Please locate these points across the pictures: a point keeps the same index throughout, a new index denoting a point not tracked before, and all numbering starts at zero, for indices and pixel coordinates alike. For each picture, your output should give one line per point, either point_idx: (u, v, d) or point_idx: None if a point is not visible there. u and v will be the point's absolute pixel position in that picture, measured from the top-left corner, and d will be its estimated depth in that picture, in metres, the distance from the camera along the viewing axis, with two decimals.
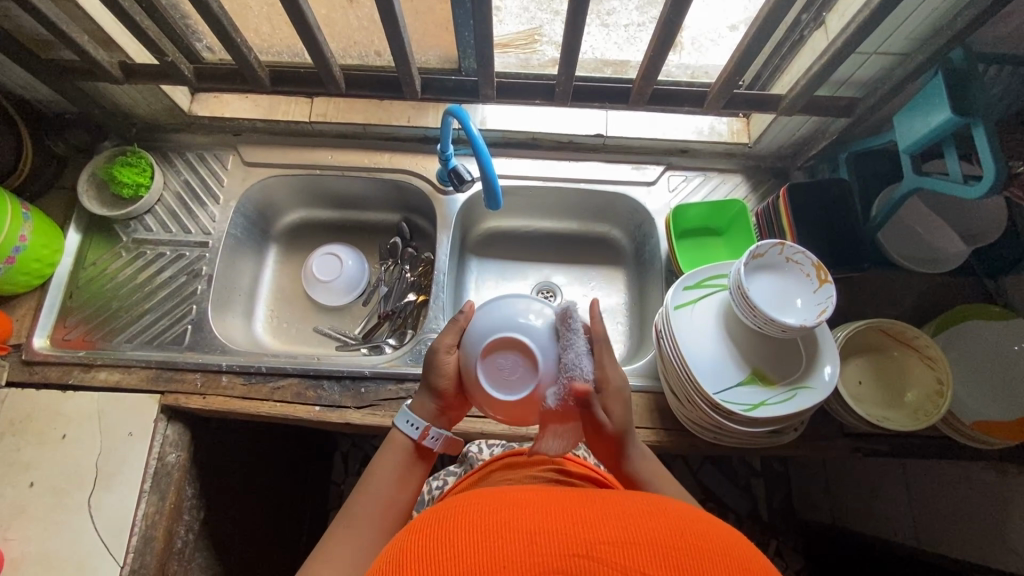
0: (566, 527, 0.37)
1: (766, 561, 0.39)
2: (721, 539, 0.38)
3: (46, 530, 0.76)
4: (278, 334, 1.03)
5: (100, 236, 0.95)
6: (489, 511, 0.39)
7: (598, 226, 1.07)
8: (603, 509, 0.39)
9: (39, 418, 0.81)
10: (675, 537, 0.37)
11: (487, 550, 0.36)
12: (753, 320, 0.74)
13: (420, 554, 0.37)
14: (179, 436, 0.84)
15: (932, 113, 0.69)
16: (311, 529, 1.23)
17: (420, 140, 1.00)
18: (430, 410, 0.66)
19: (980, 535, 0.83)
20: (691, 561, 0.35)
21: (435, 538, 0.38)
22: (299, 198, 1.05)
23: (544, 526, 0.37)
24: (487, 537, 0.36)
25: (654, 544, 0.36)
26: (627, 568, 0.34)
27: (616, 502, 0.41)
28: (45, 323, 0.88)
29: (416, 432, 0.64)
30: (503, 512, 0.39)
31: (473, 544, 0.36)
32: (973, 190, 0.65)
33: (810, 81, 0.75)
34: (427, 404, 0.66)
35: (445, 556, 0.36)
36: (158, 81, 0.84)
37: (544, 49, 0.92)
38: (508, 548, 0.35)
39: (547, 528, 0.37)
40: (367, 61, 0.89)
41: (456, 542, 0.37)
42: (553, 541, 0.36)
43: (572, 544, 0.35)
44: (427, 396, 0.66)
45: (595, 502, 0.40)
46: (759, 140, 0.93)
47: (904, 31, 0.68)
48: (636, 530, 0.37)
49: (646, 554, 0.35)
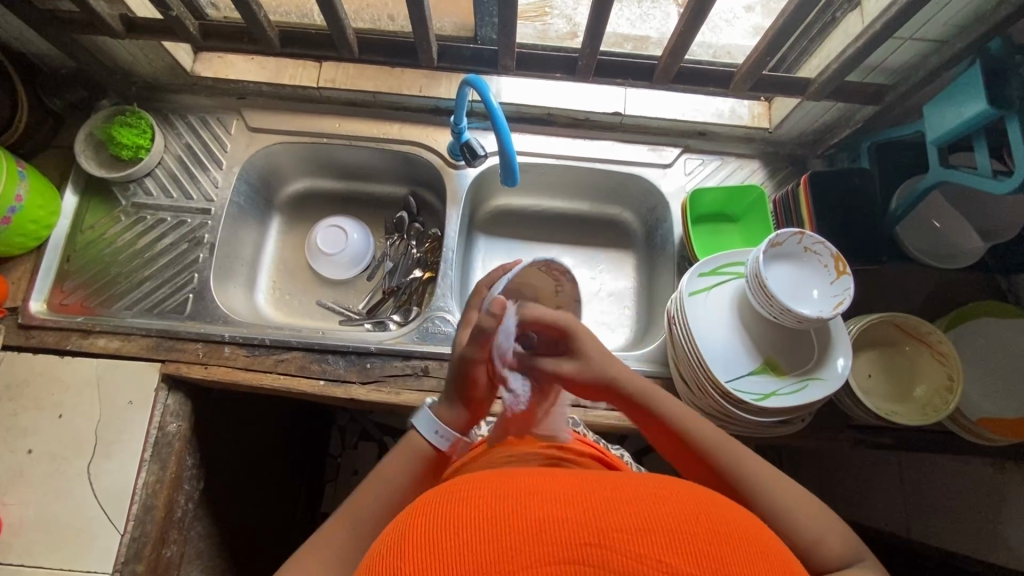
0: (574, 511, 0.34)
1: (779, 541, 0.37)
2: (737, 524, 0.36)
3: (45, 496, 0.75)
4: (280, 305, 1.01)
5: (98, 199, 0.92)
6: (492, 495, 0.37)
7: (608, 208, 1.05)
8: (612, 492, 0.37)
9: (37, 384, 0.79)
10: (689, 522, 0.34)
11: (491, 538, 0.33)
12: (769, 309, 0.73)
13: (422, 542, 0.35)
14: (180, 407, 0.82)
15: (966, 104, 0.67)
16: (309, 500, 1.23)
17: (431, 111, 0.97)
18: (462, 419, 0.64)
19: (973, 528, 0.84)
20: (707, 547, 0.33)
21: (440, 521, 0.36)
22: (304, 166, 1.02)
23: (550, 511, 0.35)
24: (491, 525, 0.34)
25: (669, 531, 0.34)
26: (640, 556, 0.32)
27: (624, 482, 0.38)
28: (41, 287, 0.85)
29: (446, 442, 0.63)
30: (509, 495, 0.37)
31: (477, 531, 0.34)
32: (1004, 185, 0.63)
33: (842, 66, 0.72)
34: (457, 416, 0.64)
35: (448, 545, 0.34)
36: (161, 38, 0.80)
37: (556, 22, 0.89)
38: (514, 538, 0.33)
39: (555, 514, 0.34)
40: (379, 25, 0.86)
41: (459, 530, 0.35)
42: (562, 528, 0.33)
43: (581, 531, 0.33)
44: (457, 402, 0.64)
45: (602, 483, 0.38)
46: (781, 125, 0.91)
47: (945, 17, 0.66)
48: (648, 513, 0.35)
49: (659, 539, 0.33)
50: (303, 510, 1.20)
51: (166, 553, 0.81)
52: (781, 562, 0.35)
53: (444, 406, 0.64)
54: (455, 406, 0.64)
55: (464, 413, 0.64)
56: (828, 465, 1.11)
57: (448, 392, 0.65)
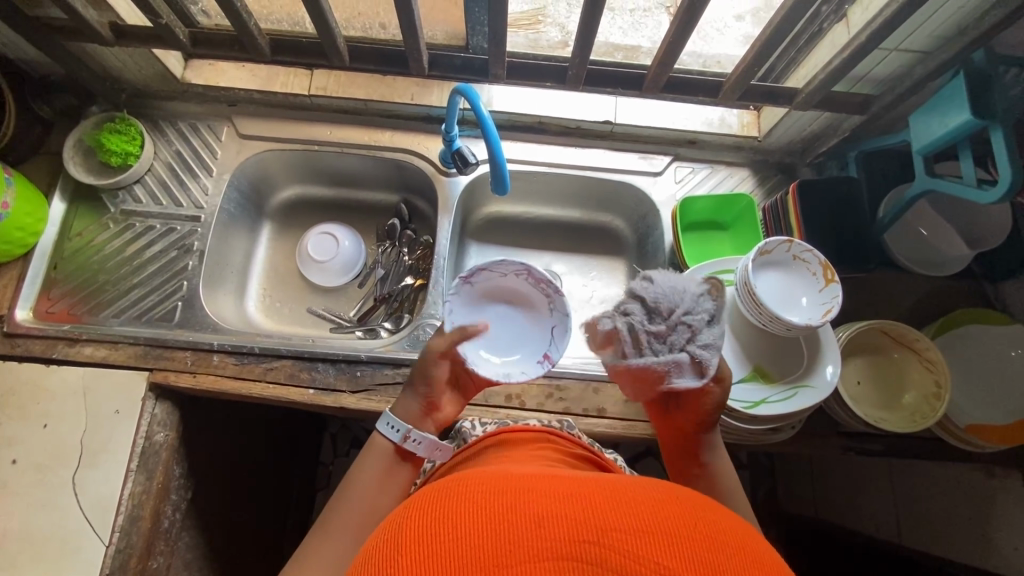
0: (574, 511, 0.34)
1: (774, 551, 0.37)
2: (736, 532, 0.36)
3: (28, 507, 0.74)
4: (270, 313, 1.01)
5: (86, 205, 0.91)
6: (492, 493, 0.37)
7: (600, 216, 1.05)
8: (611, 494, 0.36)
9: (22, 393, 0.78)
10: (686, 526, 0.34)
11: (490, 532, 0.33)
12: (759, 317, 0.73)
13: (420, 536, 0.34)
14: (168, 415, 0.82)
15: (950, 114, 0.68)
16: (299, 509, 1.22)
17: (422, 119, 0.97)
18: (411, 412, 0.66)
19: (963, 534, 0.84)
20: (704, 551, 0.33)
21: (439, 513, 0.36)
22: (295, 173, 1.02)
23: (549, 508, 0.34)
24: (489, 519, 0.34)
25: (666, 533, 0.33)
26: (638, 556, 0.32)
27: (624, 486, 0.38)
28: (28, 295, 0.85)
29: (397, 435, 0.63)
30: (508, 493, 0.36)
31: (476, 525, 0.34)
32: (988, 194, 0.64)
33: (829, 76, 0.73)
34: (409, 408, 0.66)
35: (448, 539, 0.34)
36: (151, 45, 0.80)
37: (548, 31, 0.91)
38: (513, 532, 0.33)
39: (555, 512, 0.34)
40: (371, 33, 0.87)
41: (458, 524, 0.34)
42: (562, 526, 0.33)
43: (579, 529, 0.33)
44: (410, 395, 0.66)
45: (603, 486, 0.38)
46: (770, 134, 0.91)
47: (927, 29, 0.67)
48: (647, 516, 0.34)
49: (657, 541, 0.33)
50: (294, 519, 1.20)
51: (152, 564, 0.80)
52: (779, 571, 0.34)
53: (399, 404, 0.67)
54: (411, 401, 0.66)
55: (417, 407, 0.66)
56: (821, 472, 1.12)
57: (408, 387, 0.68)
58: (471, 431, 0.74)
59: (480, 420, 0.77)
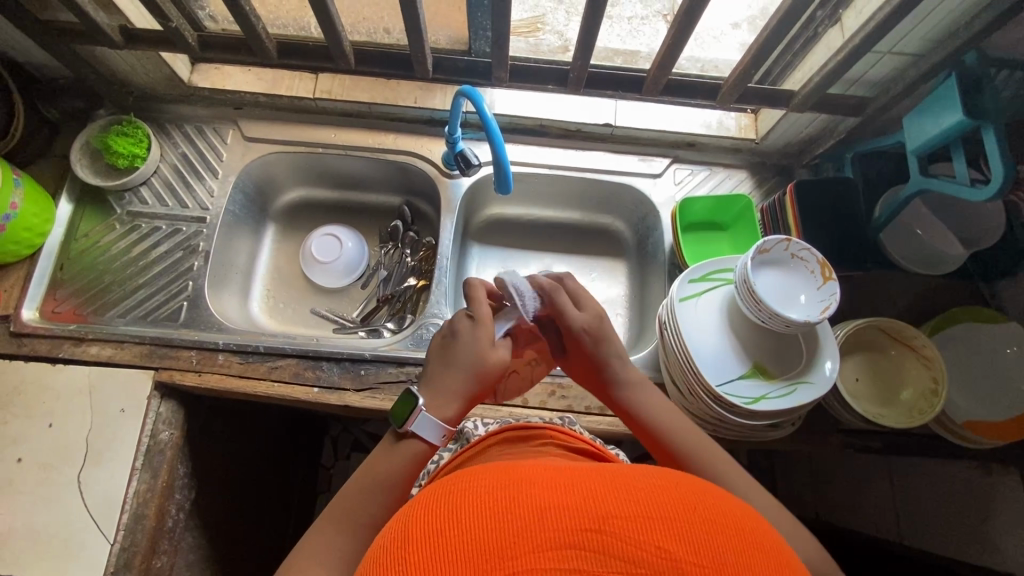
0: (574, 499, 0.34)
1: (773, 531, 0.37)
2: (736, 515, 0.36)
3: (33, 505, 0.74)
4: (274, 313, 1.02)
5: (93, 207, 0.92)
6: (494, 484, 0.36)
7: (601, 217, 1.07)
8: (611, 481, 0.36)
9: (28, 393, 0.78)
10: (686, 511, 0.34)
11: (492, 524, 0.33)
12: (757, 314, 0.74)
13: (424, 531, 0.34)
14: (172, 415, 0.82)
15: (943, 116, 0.69)
16: (300, 513, 1.22)
17: (426, 122, 0.98)
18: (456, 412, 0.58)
19: (962, 531, 0.85)
20: (704, 535, 0.33)
21: (441, 508, 0.36)
22: (300, 176, 1.03)
23: (548, 497, 0.34)
24: (491, 511, 0.34)
25: (667, 518, 0.33)
26: (639, 542, 0.32)
27: (623, 472, 0.38)
28: (34, 295, 0.85)
29: (439, 437, 0.58)
30: (510, 483, 0.36)
31: (477, 518, 0.34)
32: (982, 193, 0.66)
33: (824, 79, 0.75)
34: (451, 409, 0.58)
35: (451, 533, 0.33)
36: (160, 48, 0.81)
37: (547, 38, 0.93)
38: (514, 524, 0.33)
39: (556, 501, 0.34)
40: (375, 37, 0.89)
41: (461, 517, 0.34)
42: (563, 515, 0.33)
43: (579, 517, 0.33)
44: (453, 400, 0.58)
45: (602, 474, 0.37)
46: (767, 137, 0.93)
47: (920, 32, 0.69)
48: (646, 502, 0.34)
49: (657, 526, 0.33)
50: (295, 521, 1.20)
51: (156, 564, 0.80)
52: (779, 553, 0.35)
53: (439, 404, 0.58)
54: (450, 402, 0.58)
55: (458, 410, 0.58)
56: (821, 472, 1.12)
57: (451, 389, 0.58)
58: (473, 431, 0.75)
59: (482, 420, 0.78)
